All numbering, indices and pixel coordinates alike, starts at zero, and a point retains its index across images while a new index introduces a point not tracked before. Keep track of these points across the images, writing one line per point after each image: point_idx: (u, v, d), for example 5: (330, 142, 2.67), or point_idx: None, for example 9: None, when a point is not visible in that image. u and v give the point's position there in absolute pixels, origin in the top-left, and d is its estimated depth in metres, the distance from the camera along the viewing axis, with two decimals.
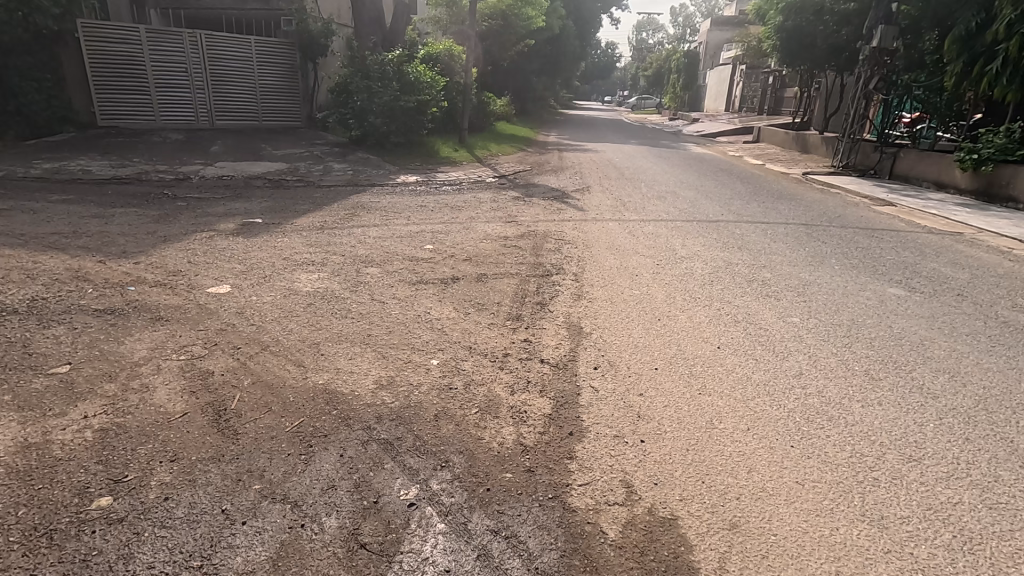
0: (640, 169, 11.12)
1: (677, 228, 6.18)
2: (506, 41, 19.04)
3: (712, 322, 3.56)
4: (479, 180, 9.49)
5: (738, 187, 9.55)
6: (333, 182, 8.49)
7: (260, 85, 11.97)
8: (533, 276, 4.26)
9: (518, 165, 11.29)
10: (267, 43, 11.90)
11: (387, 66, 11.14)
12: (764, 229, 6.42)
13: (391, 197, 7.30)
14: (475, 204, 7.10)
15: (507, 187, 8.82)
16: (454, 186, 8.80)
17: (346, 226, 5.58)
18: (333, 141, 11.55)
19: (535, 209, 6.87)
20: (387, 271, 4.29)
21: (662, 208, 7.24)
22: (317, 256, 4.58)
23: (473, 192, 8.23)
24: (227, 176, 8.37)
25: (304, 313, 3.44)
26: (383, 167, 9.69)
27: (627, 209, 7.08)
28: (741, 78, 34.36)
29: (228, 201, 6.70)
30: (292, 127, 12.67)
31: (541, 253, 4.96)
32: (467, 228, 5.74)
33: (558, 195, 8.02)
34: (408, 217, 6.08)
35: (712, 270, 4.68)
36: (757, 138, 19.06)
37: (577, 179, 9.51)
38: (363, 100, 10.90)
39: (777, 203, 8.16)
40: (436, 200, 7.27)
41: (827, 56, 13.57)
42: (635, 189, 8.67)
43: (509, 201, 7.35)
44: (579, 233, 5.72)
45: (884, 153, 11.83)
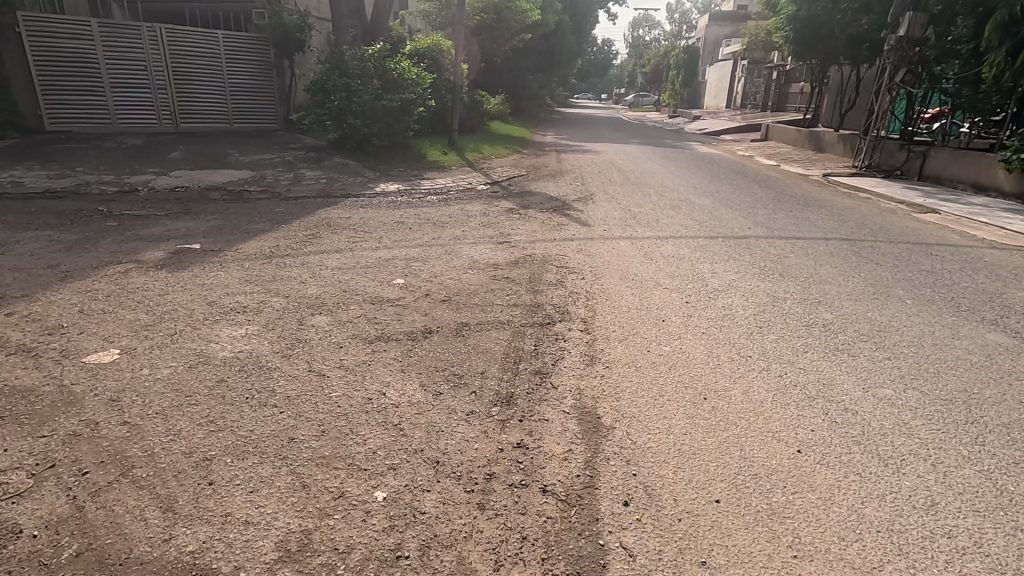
0: (647, 173, 10.12)
1: (700, 249, 5.19)
2: (499, 35, 18.00)
3: (777, 402, 2.56)
4: (469, 187, 8.50)
5: (758, 193, 8.54)
6: (303, 192, 7.49)
7: (230, 84, 10.95)
8: (530, 326, 3.26)
9: (513, 169, 10.30)
10: (237, 38, 10.88)
11: (368, 62, 10.12)
12: (801, 246, 5.44)
13: (364, 212, 6.30)
14: (462, 219, 6.10)
15: (500, 196, 7.83)
16: (441, 195, 7.81)
17: (301, 253, 4.58)
18: (309, 145, 10.54)
19: (531, 224, 5.87)
20: (337, 322, 3.28)
21: (678, 221, 6.24)
22: (253, 298, 3.58)
23: (460, 203, 7.23)
24: (181, 187, 7.36)
25: (204, 400, 2.43)
26: (363, 174, 8.70)
27: (640, 223, 6.09)
28: (742, 73, 33.35)
29: (170, 219, 5.70)
30: (267, 129, 11.66)
31: (539, 287, 3.96)
32: (450, 252, 4.75)
33: (557, 205, 7.02)
34: (379, 239, 5.09)
35: (757, 311, 3.68)
36: (766, 136, 18.06)
37: (578, 186, 8.50)
38: (341, 99, 9.89)
39: (807, 212, 7.16)
40: (417, 215, 6.27)
41: (846, 47, 12.57)
42: (645, 197, 7.68)
43: (501, 215, 6.35)
44: (584, 257, 4.73)
45: (912, 153, 10.85)
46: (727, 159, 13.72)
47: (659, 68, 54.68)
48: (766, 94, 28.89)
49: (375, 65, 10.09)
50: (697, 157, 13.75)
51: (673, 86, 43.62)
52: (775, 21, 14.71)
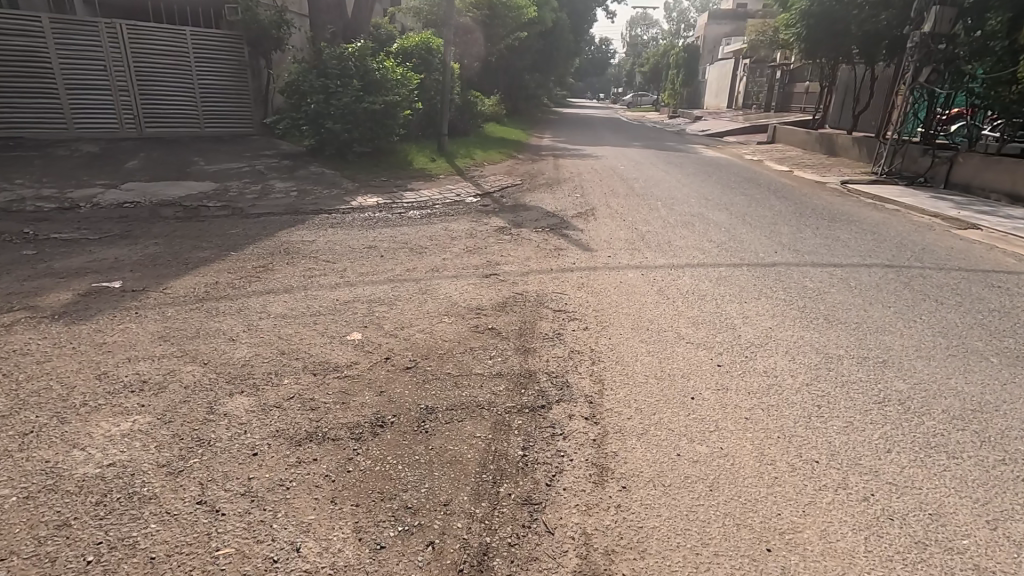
0: (653, 182, 9.31)
1: (723, 282, 4.38)
2: (493, 33, 17.18)
3: (872, 557, 1.76)
4: (457, 200, 7.70)
5: (775, 205, 7.75)
6: (269, 208, 6.68)
7: (200, 85, 10.14)
8: (518, 412, 2.45)
9: (506, 178, 9.50)
10: (208, 36, 10.08)
11: (348, 61, 9.31)
12: (839, 276, 4.65)
13: (332, 234, 5.49)
14: (444, 242, 5.30)
15: (490, 211, 7.03)
16: (423, 211, 7.01)
17: (242, 293, 3.77)
18: (286, 152, 9.71)
19: (524, 249, 5.07)
20: (261, 407, 2.47)
21: (691, 244, 5.44)
22: (160, 367, 2.77)
23: (445, 220, 6.42)
24: (130, 202, 6.54)
25: (21, 568, 1.62)
26: (340, 185, 7.90)
27: (648, 246, 5.29)
28: (744, 72, 32.58)
29: (102, 245, 4.89)
30: (242, 134, 10.83)
31: (532, 343, 3.16)
32: (425, 291, 3.94)
33: (554, 223, 6.21)
34: (343, 273, 4.27)
35: (809, 380, 2.87)
36: (772, 139, 17.26)
37: (577, 198, 7.70)
38: (319, 102, 9.07)
39: (835, 229, 6.37)
40: (394, 237, 5.46)
41: (862, 45, 11.79)
42: (652, 211, 6.87)
43: (489, 236, 5.55)
44: (586, 296, 3.93)
45: (938, 158, 10.05)
46: (735, 163, 12.92)
47: (658, 68, 53.87)
48: (770, 94, 28.11)
49: (355, 64, 9.28)
50: (703, 162, 12.93)
51: (672, 85, 42.83)
52: (784, 18, 13.91)
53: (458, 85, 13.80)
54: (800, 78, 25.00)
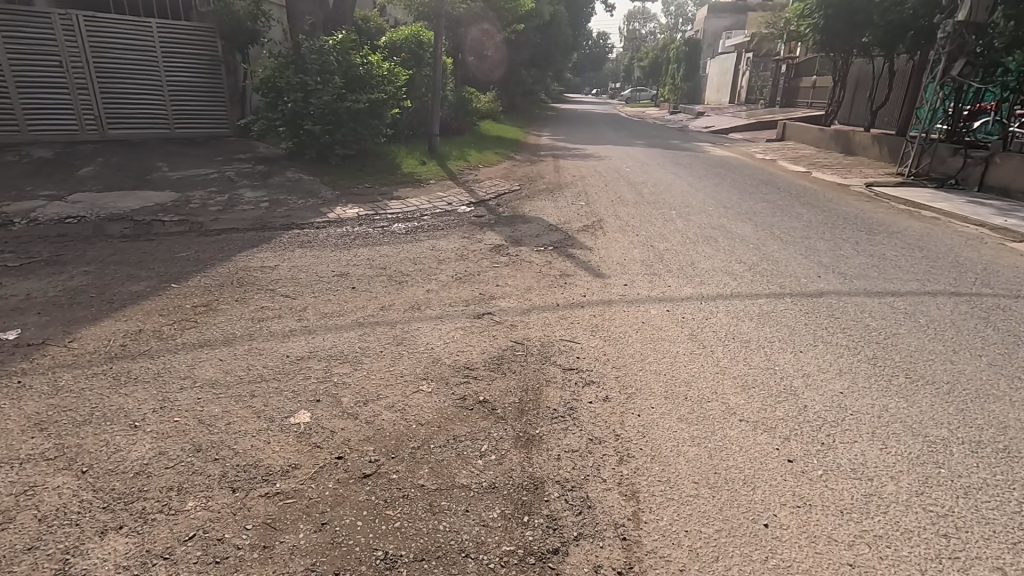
0: (663, 186, 8.54)
1: (765, 321, 3.61)
2: (488, 26, 16.39)
3: None
4: (448, 210, 6.91)
5: (802, 213, 6.96)
6: (233, 222, 5.88)
7: (168, 83, 9.32)
8: (521, 569, 1.66)
9: (502, 183, 8.71)
10: (176, 29, 9.26)
11: (329, 55, 8.48)
12: (903, 310, 3.88)
13: (300, 257, 4.71)
14: (429, 266, 4.52)
15: (483, 223, 6.26)
16: (408, 224, 6.23)
17: (167, 348, 2.98)
18: (262, 155, 8.88)
19: (522, 276, 4.29)
20: (139, 561, 1.67)
21: (717, 267, 4.67)
22: (18, 480, 1.98)
23: (433, 236, 5.64)
24: (73, 216, 5.73)
25: None
26: (318, 194, 7.11)
27: (669, 271, 4.51)
28: (747, 66, 31.77)
29: (18, 275, 4.09)
30: (216, 136, 10.01)
31: (538, 427, 2.37)
32: (401, 341, 3.15)
33: (556, 239, 5.44)
34: (302, 314, 3.48)
35: (919, 488, 2.09)
36: (782, 136, 16.46)
37: (580, 207, 6.92)
38: (296, 101, 8.24)
39: (877, 244, 5.59)
40: (371, 260, 4.68)
41: (884, 36, 10.97)
42: (667, 224, 6.07)
43: (482, 258, 4.77)
44: (602, 346, 3.14)
45: (971, 158, 9.25)
46: (746, 164, 12.14)
47: (657, 62, 53.03)
48: (774, 88, 27.29)
49: (337, 59, 8.46)
50: (713, 162, 12.14)
51: (672, 80, 41.95)
52: (797, 8, 13.08)
53: (451, 81, 12.96)
54: (807, 71, 24.21)
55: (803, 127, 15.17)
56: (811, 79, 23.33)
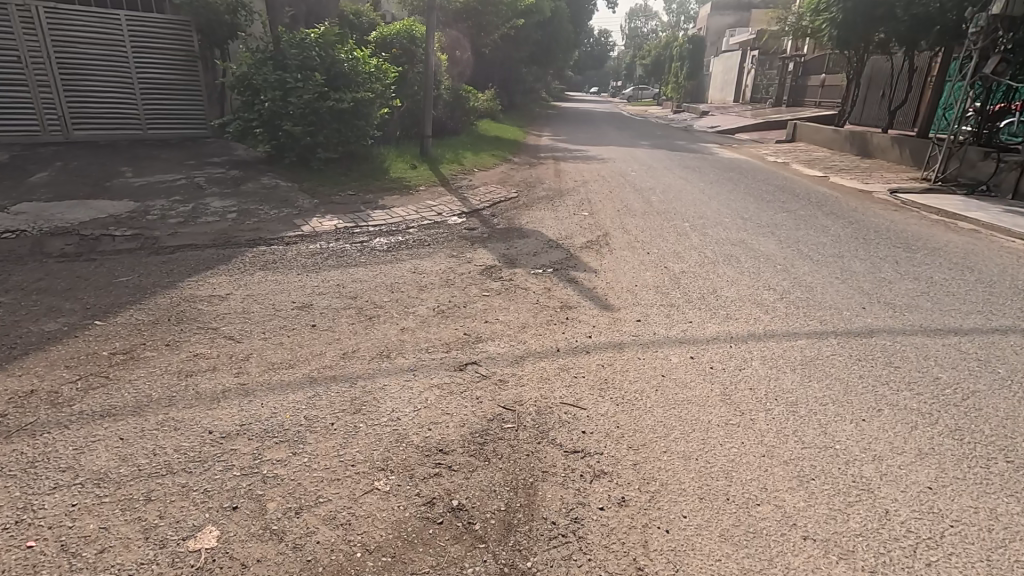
0: (672, 193, 7.90)
1: (811, 373, 2.95)
2: (487, 21, 15.77)
3: None
4: (437, 221, 6.27)
5: (828, 225, 6.31)
6: (192, 237, 5.25)
7: (138, 80, 8.70)
8: None
9: (497, 189, 8.05)
10: (147, 22, 8.60)
11: (311, 50, 7.82)
12: (973, 353, 3.23)
13: (258, 282, 4.07)
14: (406, 295, 3.87)
15: (475, 238, 5.60)
16: (391, 239, 5.58)
17: (56, 419, 2.34)
18: (238, 158, 8.23)
19: (516, 310, 3.64)
20: None
21: (743, 296, 4.02)
22: None
23: (417, 253, 5.00)
24: (11, 230, 5.09)
25: None
26: (294, 202, 6.48)
27: (688, 303, 3.86)
28: (752, 64, 31.11)
29: None
30: (192, 138, 9.35)
31: (532, 556, 1.72)
32: (358, 407, 2.49)
33: (557, 259, 4.79)
34: (242, 365, 2.84)
35: None
36: (793, 137, 15.78)
37: (583, 218, 6.27)
38: (274, 100, 7.58)
39: (920, 264, 4.94)
40: (341, 287, 4.03)
41: (907, 32, 10.30)
42: (679, 241, 5.41)
43: (470, 284, 4.12)
44: (613, 414, 2.49)
45: (1005, 162, 8.58)
46: (758, 167, 11.47)
47: (659, 61, 52.33)
48: (781, 87, 26.61)
49: (319, 54, 7.80)
50: (723, 165, 11.48)
51: (676, 79, 41.26)
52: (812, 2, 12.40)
53: (446, 79, 12.29)
54: (815, 70, 23.55)
55: (815, 127, 14.49)
56: (820, 78, 22.64)
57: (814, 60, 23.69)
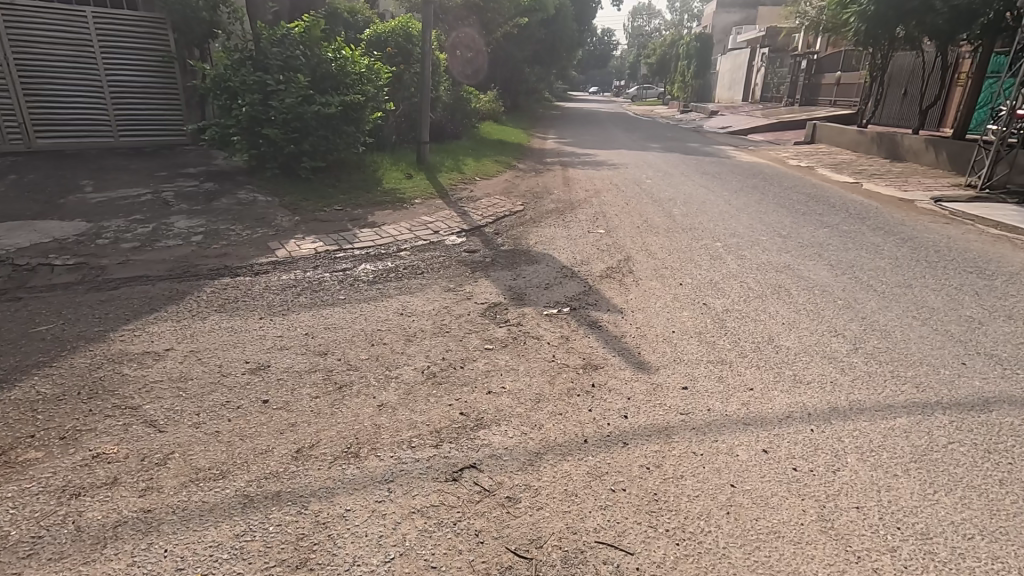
0: (695, 205, 7.11)
1: (935, 477, 2.16)
2: (488, 19, 15.01)
3: None
4: (432, 242, 5.52)
5: (881, 244, 5.51)
6: (145, 265, 4.50)
7: (108, 83, 7.98)
8: None
9: (501, 202, 7.28)
10: (116, 20, 7.88)
11: (294, 49, 7.09)
12: None
13: (208, 331, 3.32)
14: (389, 350, 3.11)
15: (475, 264, 4.84)
16: (379, 266, 4.82)
17: None
18: (216, 169, 7.48)
19: (526, 373, 2.87)
20: None
21: (808, 348, 3.23)
22: None
23: (408, 286, 4.24)
24: None
25: None
26: (271, 221, 5.72)
27: (741, 359, 3.08)
28: (762, 62, 30.25)
29: None
30: (168, 146, 8.61)
31: None
32: (304, 558, 1.71)
33: (573, 294, 4.01)
34: (152, 475, 2.06)
35: None
36: (812, 138, 14.95)
37: (599, 238, 5.49)
38: (253, 104, 6.84)
39: (1008, 296, 4.13)
40: (309, 337, 3.27)
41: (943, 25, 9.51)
42: (714, 268, 4.63)
43: (469, 331, 3.35)
44: (676, 567, 1.71)
45: None
46: (782, 172, 10.66)
47: (664, 59, 51.46)
48: (794, 86, 25.73)
49: (303, 54, 7.07)
50: (743, 170, 10.66)
51: (682, 78, 40.42)
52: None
53: (445, 80, 11.53)
54: (830, 68, 22.73)
55: (838, 128, 13.66)
56: (836, 76, 21.77)
57: (829, 57, 22.83)
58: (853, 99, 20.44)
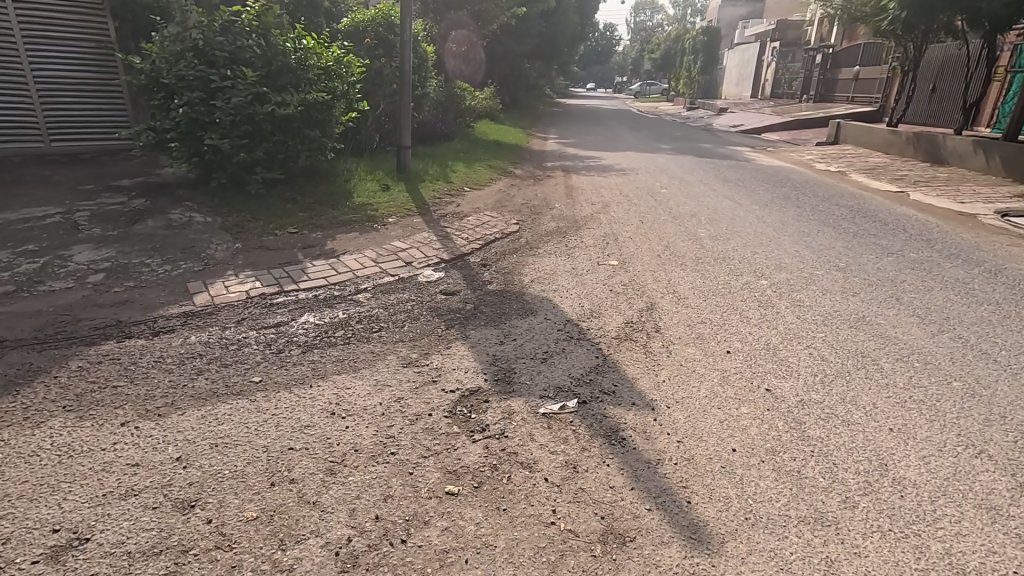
0: (722, 224, 5.97)
1: None
2: (483, 9, 13.86)
3: None
4: (402, 279, 4.40)
5: (967, 280, 4.37)
6: (9, 321, 3.37)
7: (34, 80, 6.83)
8: None
9: (491, 219, 6.16)
10: (43, 7, 6.77)
11: (244, 38, 5.97)
12: None
13: (30, 455, 2.19)
14: (294, 499, 1.98)
15: (451, 314, 3.71)
16: (325, 318, 3.69)
17: None
18: (155, 179, 6.33)
19: (509, 557, 1.74)
20: None
21: (947, 488, 2.09)
22: None
23: (352, 355, 3.11)
24: None
25: None
26: (202, 250, 4.60)
27: (852, 516, 1.94)
28: (772, 57, 28.99)
29: None
30: (110, 152, 7.45)
31: None
32: None
33: (578, 372, 2.88)
34: None
35: None
36: (836, 138, 13.76)
37: (610, 274, 4.36)
38: (192, 103, 5.71)
39: None
40: (178, 470, 2.12)
41: None
42: (766, 325, 3.49)
43: (425, 454, 2.22)
44: None
45: None
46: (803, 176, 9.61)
47: (668, 55, 50.13)
48: (808, 82, 24.50)
49: (254, 44, 5.95)
50: (768, 176, 9.48)
51: (688, 74, 39.18)
52: None
53: (433, 76, 10.38)
54: (847, 62, 21.51)
55: (865, 128, 12.50)
56: (854, 71, 20.54)
57: (846, 51, 21.60)
58: (874, 96, 19.20)
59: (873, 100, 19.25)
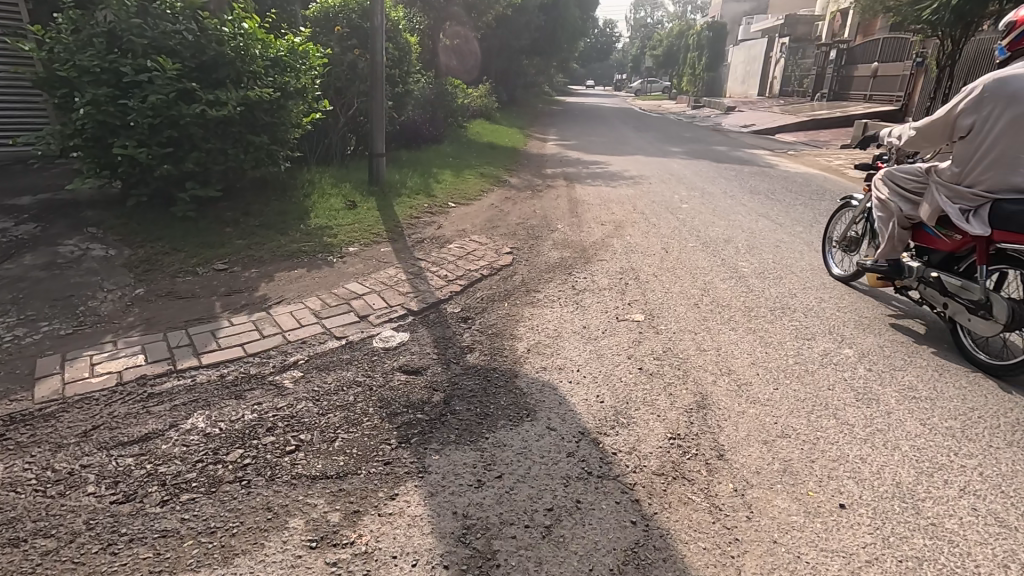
0: (765, 255, 4.79)
1: None
2: None
3: None
4: (350, 345, 3.21)
5: None
6: None
7: None
8: None
9: (478, 246, 4.98)
10: None
11: (167, 22, 4.77)
12: None
13: None
14: None
15: (407, 417, 2.53)
16: (222, 422, 2.50)
17: None
18: (63, 195, 5.12)
19: None
20: None
21: None
22: None
23: (234, 514, 1.92)
24: None
25: None
26: (82, 301, 3.42)
27: None
28: (782, 53, 27.75)
29: None
30: (24, 161, 6.23)
31: None
32: None
33: (605, 565, 1.69)
34: None
35: None
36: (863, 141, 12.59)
37: (633, 340, 3.18)
38: (99, 103, 4.50)
39: None
40: None
41: None
42: (879, 444, 2.30)
43: None
44: None
45: None
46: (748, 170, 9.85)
47: (671, 53, 48.86)
48: (821, 79, 23.25)
49: (181, 28, 4.74)
50: (799, 185, 8.30)
51: (692, 71, 37.92)
52: None
53: (417, 71, 9.17)
54: (864, 59, 20.31)
55: (899, 130, 11.32)
56: (872, 68, 19.33)
57: (862, 47, 20.39)
58: (895, 94, 17.98)
59: (894, 99, 18.03)
